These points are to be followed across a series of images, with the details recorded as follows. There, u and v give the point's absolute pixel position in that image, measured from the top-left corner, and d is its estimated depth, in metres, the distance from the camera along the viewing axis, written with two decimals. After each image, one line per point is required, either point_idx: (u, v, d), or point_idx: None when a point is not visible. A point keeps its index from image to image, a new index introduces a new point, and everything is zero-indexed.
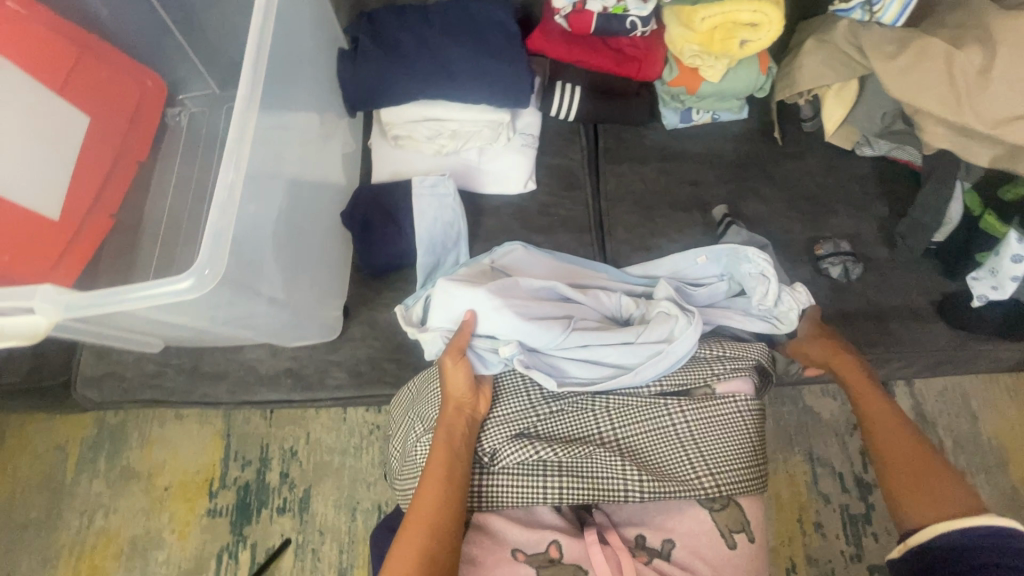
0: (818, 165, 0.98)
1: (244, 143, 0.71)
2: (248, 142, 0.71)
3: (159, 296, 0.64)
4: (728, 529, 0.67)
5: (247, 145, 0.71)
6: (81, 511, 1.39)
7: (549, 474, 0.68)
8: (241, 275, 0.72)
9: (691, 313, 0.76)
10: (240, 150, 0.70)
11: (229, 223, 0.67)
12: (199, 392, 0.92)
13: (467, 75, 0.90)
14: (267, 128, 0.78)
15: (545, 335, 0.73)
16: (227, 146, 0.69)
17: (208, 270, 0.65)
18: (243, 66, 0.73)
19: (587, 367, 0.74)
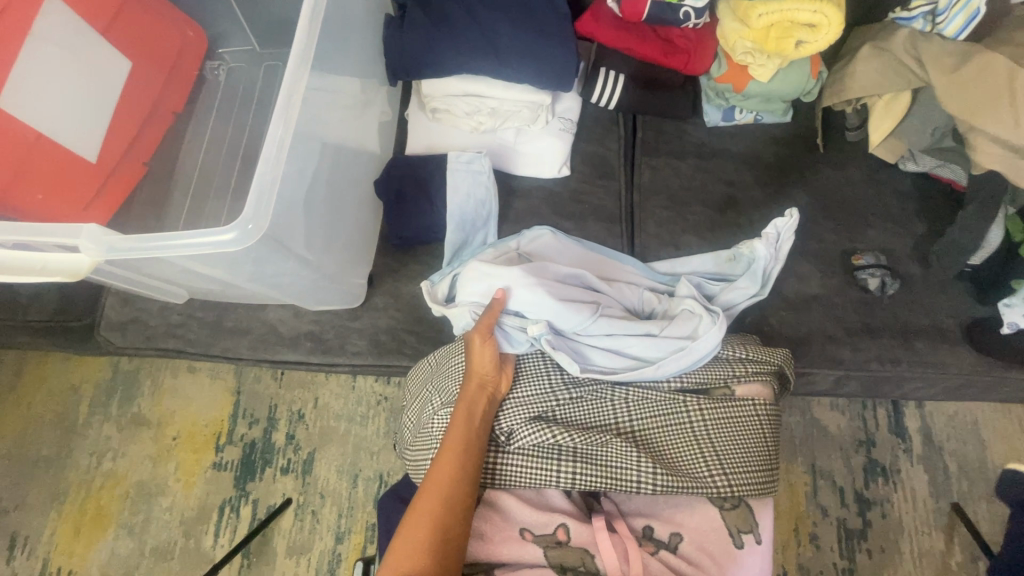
0: (858, 176, 0.96)
1: (294, 102, 0.72)
2: (297, 101, 0.72)
3: (200, 246, 0.65)
4: (737, 529, 0.67)
5: (296, 104, 0.72)
6: (91, 452, 1.42)
7: (564, 459, 0.68)
8: (276, 234, 0.72)
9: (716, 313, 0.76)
10: (288, 110, 0.71)
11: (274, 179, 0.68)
12: (219, 346, 0.93)
13: (513, 52, 0.88)
14: (312, 89, 0.78)
15: (572, 319, 0.74)
16: (278, 104, 0.70)
17: (251, 225, 0.66)
18: (298, 26, 0.73)
19: (610, 357, 0.74)
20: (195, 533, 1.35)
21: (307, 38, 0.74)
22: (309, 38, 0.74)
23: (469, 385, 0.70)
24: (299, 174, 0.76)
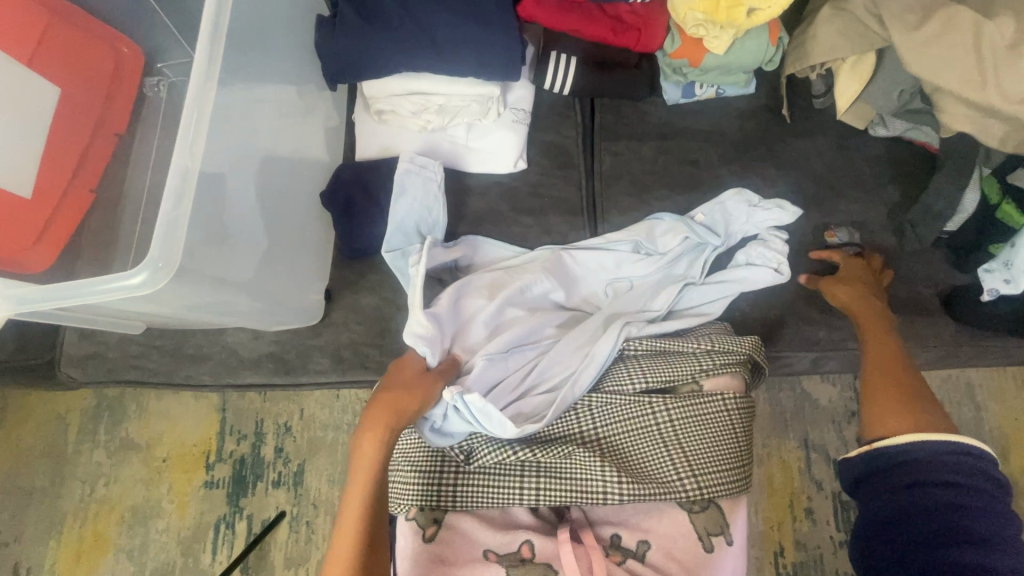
0: (828, 145, 0.92)
1: (201, 125, 0.67)
2: (206, 123, 0.67)
3: (107, 291, 0.62)
4: (706, 532, 0.66)
5: (206, 124, 0.68)
6: (83, 480, 1.42)
7: (526, 475, 0.67)
8: (203, 266, 0.70)
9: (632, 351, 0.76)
10: (194, 136, 0.66)
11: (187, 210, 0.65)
12: (182, 374, 0.91)
13: (452, 44, 0.83)
14: (224, 108, 0.75)
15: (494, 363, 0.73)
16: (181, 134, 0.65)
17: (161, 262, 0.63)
18: (201, 38, 0.69)
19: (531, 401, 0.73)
20: (193, 552, 1.36)
21: (210, 55, 0.69)
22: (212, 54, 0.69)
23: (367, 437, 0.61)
24: (214, 200, 0.73)
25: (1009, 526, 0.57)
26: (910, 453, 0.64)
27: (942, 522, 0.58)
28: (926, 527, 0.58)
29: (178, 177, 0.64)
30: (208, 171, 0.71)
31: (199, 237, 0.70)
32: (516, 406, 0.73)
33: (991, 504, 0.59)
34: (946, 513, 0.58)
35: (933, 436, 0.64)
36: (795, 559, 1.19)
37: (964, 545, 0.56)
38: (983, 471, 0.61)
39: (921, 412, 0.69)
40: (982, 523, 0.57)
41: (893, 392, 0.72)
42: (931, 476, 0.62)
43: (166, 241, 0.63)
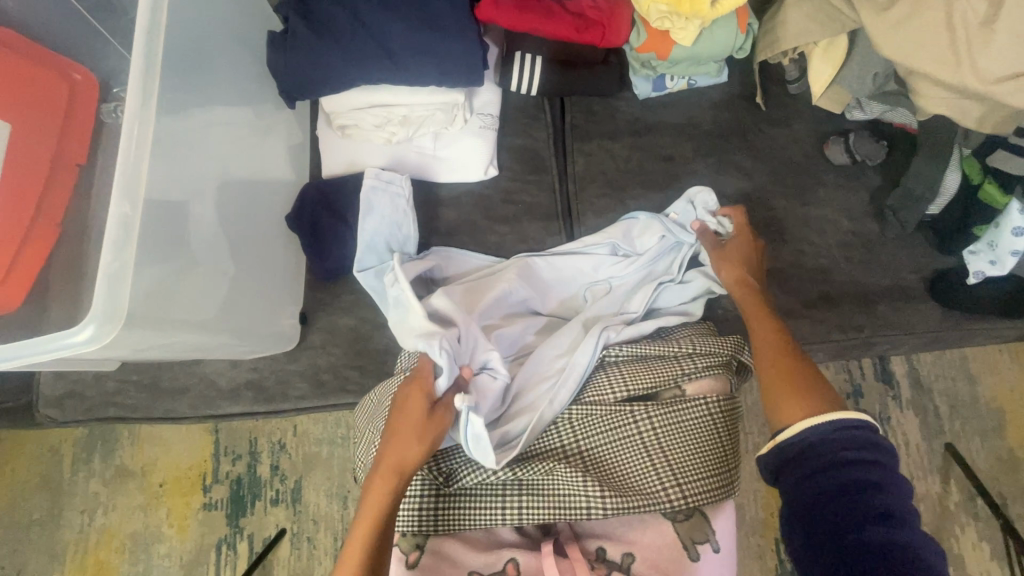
0: (804, 132, 0.90)
1: (138, 164, 0.65)
2: (144, 163, 0.65)
3: (55, 349, 0.61)
4: (693, 541, 0.65)
5: (145, 159, 0.66)
6: (82, 510, 1.41)
7: (508, 494, 0.66)
8: (165, 307, 0.69)
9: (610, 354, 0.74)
10: (134, 178, 0.65)
11: (131, 256, 0.63)
12: (162, 408, 0.89)
13: (410, 53, 0.80)
14: (172, 133, 0.71)
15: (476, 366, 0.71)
16: (120, 172, 0.64)
17: (104, 314, 0.62)
18: (133, 66, 0.67)
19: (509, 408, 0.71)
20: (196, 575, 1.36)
21: (145, 91, 0.67)
22: (148, 90, 0.67)
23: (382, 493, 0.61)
24: (175, 238, 0.71)
25: (906, 493, 0.53)
26: (808, 438, 0.58)
27: (851, 508, 0.52)
28: (843, 513, 0.52)
29: (118, 224, 0.63)
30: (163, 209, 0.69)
31: (159, 280, 0.68)
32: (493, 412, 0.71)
33: (881, 476, 0.53)
34: (846, 489, 0.53)
35: (820, 418, 0.58)
36: None
37: (875, 529, 0.50)
38: (872, 444, 0.56)
39: (806, 393, 0.63)
40: (886, 501, 0.51)
41: (784, 375, 0.65)
42: (829, 460, 0.56)
43: (111, 292, 0.62)
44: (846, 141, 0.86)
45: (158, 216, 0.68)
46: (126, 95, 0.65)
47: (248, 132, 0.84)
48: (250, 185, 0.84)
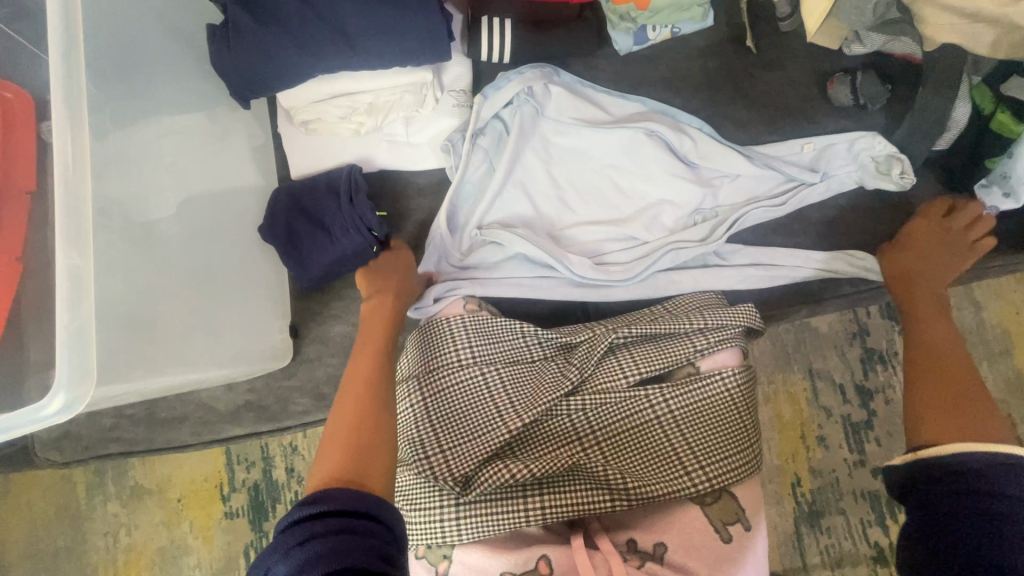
0: (800, 74, 0.84)
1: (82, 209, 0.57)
2: (87, 207, 0.58)
3: (15, 427, 0.54)
4: (723, 523, 0.64)
5: (88, 211, 0.58)
6: (105, 532, 1.41)
7: (528, 494, 0.64)
8: (123, 355, 0.66)
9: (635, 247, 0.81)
10: (80, 224, 0.57)
11: (90, 313, 0.56)
12: (163, 439, 0.87)
13: (366, 34, 0.71)
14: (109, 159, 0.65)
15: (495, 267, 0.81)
16: (60, 224, 0.56)
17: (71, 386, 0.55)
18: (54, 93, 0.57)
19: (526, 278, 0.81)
20: None
21: (74, 122, 0.58)
22: (76, 122, 0.58)
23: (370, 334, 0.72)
24: (116, 274, 0.67)
25: None
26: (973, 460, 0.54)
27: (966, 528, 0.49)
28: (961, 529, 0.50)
29: (68, 280, 0.55)
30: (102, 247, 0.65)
31: (115, 320, 0.65)
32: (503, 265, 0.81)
33: None
34: (969, 504, 0.51)
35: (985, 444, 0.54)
36: (812, 487, 1.20)
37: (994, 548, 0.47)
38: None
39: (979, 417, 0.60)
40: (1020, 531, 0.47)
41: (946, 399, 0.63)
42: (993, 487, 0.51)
43: (74, 357, 0.55)
44: (852, 80, 0.80)
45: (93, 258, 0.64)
46: (55, 134, 0.57)
47: (192, 146, 0.80)
48: (206, 199, 0.80)
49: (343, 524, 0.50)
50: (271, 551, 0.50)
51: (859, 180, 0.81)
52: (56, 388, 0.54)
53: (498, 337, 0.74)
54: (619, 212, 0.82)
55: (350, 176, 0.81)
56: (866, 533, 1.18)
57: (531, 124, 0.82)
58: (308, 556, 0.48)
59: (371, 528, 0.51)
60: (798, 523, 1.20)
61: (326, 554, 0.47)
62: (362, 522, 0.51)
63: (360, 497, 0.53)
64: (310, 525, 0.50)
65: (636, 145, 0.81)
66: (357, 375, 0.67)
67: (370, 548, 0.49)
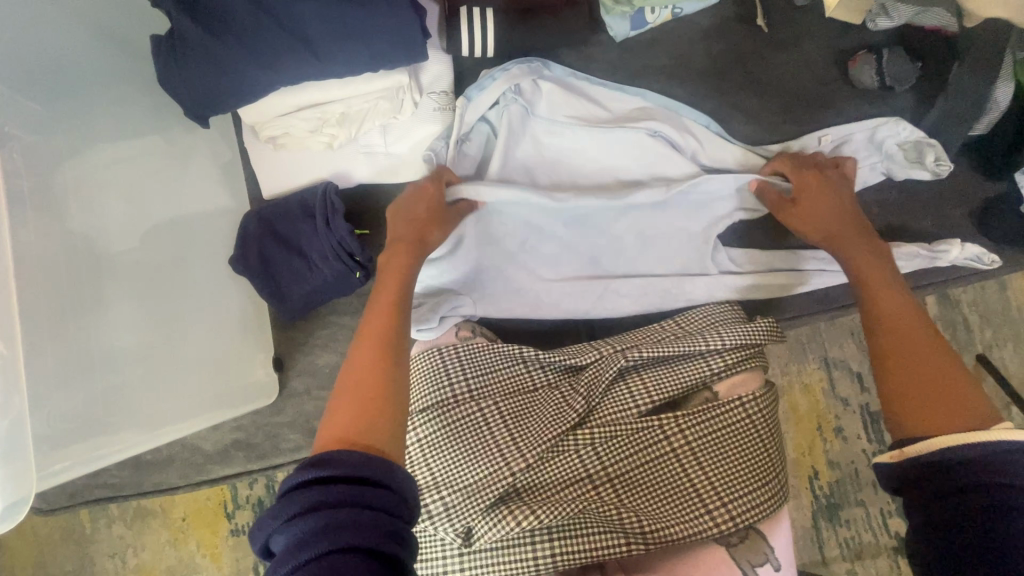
0: (815, 53, 0.76)
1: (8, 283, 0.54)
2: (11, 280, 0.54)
3: None
4: (751, 564, 0.60)
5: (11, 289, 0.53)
6: (112, 554, 1.30)
7: (538, 541, 0.59)
8: (83, 408, 0.64)
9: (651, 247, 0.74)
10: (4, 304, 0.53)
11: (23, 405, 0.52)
12: (150, 482, 0.82)
13: (328, 38, 0.63)
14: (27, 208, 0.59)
15: (499, 282, 0.75)
16: None
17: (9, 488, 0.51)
18: None
19: (532, 293, 0.75)
20: None
21: None
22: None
23: (388, 271, 0.64)
24: (68, 328, 0.63)
25: None
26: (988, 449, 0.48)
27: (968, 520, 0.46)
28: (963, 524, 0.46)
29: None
30: (52, 298, 0.62)
31: (68, 369, 0.62)
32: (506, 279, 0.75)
33: None
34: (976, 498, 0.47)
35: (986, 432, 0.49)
36: (829, 479, 1.13)
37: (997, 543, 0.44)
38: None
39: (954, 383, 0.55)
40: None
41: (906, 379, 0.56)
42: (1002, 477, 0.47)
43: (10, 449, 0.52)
44: (878, 59, 0.72)
45: (35, 317, 0.59)
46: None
47: (146, 173, 0.75)
48: (170, 231, 0.76)
49: (345, 495, 0.45)
50: (272, 515, 0.46)
51: (886, 171, 0.73)
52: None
53: (496, 367, 0.68)
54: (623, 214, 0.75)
55: (326, 196, 0.74)
56: (887, 523, 1.12)
57: (521, 128, 0.75)
58: (307, 531, 0.43)
59: (381, 499, 0.46)
60: (816, 517, 1.13)
61: (324, 530, 0.42)
62: (369, 495, 0.45)
63: (371, 460, 0.47)
64: (310, 492, 0.45)
65: (637, 147, 0.74)
66: (374, 322, 0.59)
67: (377, 525, 0.44)
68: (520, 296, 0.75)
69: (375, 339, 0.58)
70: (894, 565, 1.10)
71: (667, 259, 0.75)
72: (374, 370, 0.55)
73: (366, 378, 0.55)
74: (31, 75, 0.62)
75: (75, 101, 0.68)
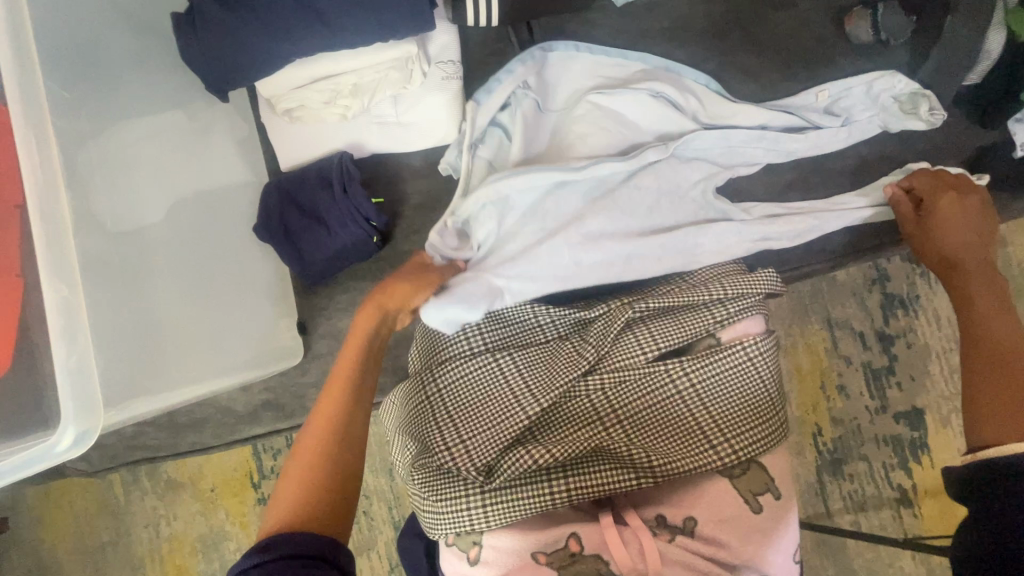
0: (812, 12, 0.78)
1: (66, 237, 0.58)
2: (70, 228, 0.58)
3: (30, 465, 0.55)
4: (753, 494, 0.63)
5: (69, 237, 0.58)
6: (146, 524, 1.36)
7: (554, 476, 0.63)
8: (130, 367, 0.68)
9: (674, 202, 0.76)
10: (64, 256, 0.57)
11: (87, 344, 0.57)
12: (186, 442, 0.88)
13: (341, 9, 0.66)
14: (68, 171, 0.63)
15: (534, 250, 0.71)
16: (46, 258, 0.56)
17: (76, 425, 0.56)
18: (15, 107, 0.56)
19: (568, 254, 0.71)
20: None
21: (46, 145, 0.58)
22: (42, 145, 0.57)
23: (340, 367, 0.66)
24: (112, 291, 0.67)
25: None
26: None
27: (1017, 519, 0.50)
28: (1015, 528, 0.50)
29: (61, 312, 0.56)
30: (95, 263, 0.65)
31: (120, 324, 0.67)
32: (543, 246, 0.71)
33: None
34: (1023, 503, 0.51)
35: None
36: (832, 435, 1.17)
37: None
38: None
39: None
40: None
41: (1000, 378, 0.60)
42: None
43: (76, 389, 0.57)
44: (872, 14, 0.74)
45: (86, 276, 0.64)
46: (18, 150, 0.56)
47: (170, 149, 0.79)
48: (194, 204, 0.79)
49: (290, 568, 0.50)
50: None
51: (883, 123, 0.75)
52: (66, 422, 0.56)
53: (508, 321, 0.72)
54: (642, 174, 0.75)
55: (342, 164, 0.77)
56: (889, 476, 1.15)
57: (536, 124, 0.77)
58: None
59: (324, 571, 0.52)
60: (820, 471, 1.17)
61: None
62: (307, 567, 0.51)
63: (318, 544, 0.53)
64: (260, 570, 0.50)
65: (642, 109, 0.76)
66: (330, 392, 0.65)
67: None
68: (558, 257, 0.71)
69: (317, 442, 0.62)
70: (897, 515, 1.13)
71: (683, 213, 0.76)
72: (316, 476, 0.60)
73: (311, 463, 0.61)
74: (65, 54, 0.66)
75: (103, 78, 0.71)
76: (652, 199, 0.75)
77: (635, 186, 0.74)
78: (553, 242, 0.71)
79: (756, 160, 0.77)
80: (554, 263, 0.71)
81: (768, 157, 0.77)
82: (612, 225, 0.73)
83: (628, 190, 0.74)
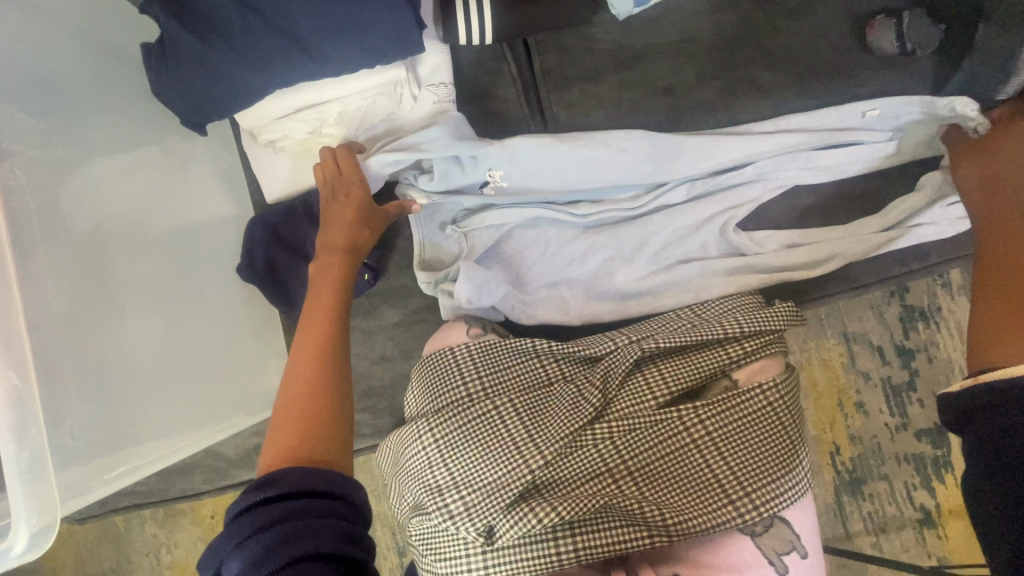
0: (830, 20, 0.72)
1: (13, 321, 0.55)
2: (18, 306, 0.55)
3: None
4: (776, 553, 0.60)
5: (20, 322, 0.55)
6: (147, 552, 1.31)
7: (561, 537, 0.59)
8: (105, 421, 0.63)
9: (693, 238, 0.72)
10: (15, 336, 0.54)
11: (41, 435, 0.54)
12: (176, 488, 0.85)
13: (321, 38, 0.61)
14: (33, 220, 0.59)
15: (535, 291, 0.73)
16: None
17: (36, 518, 0.53)
18: None
19: (563, 299, 0.73)
20: None
21: None
22: None
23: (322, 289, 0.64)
24: (88, 346, 0.63)
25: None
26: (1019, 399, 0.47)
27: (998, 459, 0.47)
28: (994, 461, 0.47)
29: (14, 403, 0.53)
30: (66, 318, 0.60)
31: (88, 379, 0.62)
32: (546, 292, 0.73)
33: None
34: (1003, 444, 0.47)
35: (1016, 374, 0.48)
36: (851, 454, 1.08)
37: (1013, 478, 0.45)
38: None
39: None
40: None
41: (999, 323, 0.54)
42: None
43: (34, 481, 0.53)
44: (897, 25, 0.68)
45: (48, 332, 0.58)
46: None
47: (148, 185, 0.74)
48: (175, 242, 0.75)
49: (292, 511, 0.45)
50: (225, 540, 0.45)
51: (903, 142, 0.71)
52: (19, 521, 0.52)
53: (507, 365, 0.67)
54: (650, 210, 0.73)
55: None
56: (911, 496, 1.06)
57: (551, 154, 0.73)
58: (260, 550, 0.43)
59: (332, 508, 0.47)
60: (838, 492, 1.08)
61: (275, 550, 0.43)
62: (311, 506, 0.46)
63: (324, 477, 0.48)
64: (259, 513, 0.45)
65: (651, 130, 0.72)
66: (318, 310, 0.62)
67: (336, 529, 0.45)
68: (558, 303, 0.73)
69: (303, 386, 0.57)
70: (920, 538, 1.04)
71: (699, 243, 0.73)
72: (307, 411, 0.55)
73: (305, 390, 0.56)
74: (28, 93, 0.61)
75: (72, 112, 0.66)
76: (664, 241, 0.72)
77: (648, 227, 0.72)
78: (553, 287, 0.73)
79: (771, 184, 0.72)
80: (561, 305, 0.73)
81: (781, 183, 0.72)
82: (618, 272, 0.73)
83: (636, 228, 0.72)
